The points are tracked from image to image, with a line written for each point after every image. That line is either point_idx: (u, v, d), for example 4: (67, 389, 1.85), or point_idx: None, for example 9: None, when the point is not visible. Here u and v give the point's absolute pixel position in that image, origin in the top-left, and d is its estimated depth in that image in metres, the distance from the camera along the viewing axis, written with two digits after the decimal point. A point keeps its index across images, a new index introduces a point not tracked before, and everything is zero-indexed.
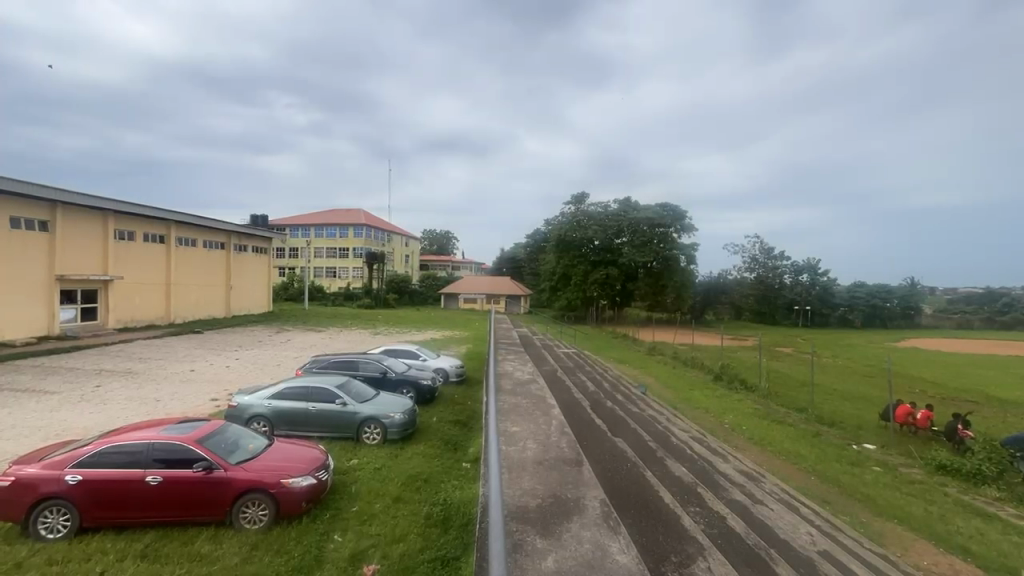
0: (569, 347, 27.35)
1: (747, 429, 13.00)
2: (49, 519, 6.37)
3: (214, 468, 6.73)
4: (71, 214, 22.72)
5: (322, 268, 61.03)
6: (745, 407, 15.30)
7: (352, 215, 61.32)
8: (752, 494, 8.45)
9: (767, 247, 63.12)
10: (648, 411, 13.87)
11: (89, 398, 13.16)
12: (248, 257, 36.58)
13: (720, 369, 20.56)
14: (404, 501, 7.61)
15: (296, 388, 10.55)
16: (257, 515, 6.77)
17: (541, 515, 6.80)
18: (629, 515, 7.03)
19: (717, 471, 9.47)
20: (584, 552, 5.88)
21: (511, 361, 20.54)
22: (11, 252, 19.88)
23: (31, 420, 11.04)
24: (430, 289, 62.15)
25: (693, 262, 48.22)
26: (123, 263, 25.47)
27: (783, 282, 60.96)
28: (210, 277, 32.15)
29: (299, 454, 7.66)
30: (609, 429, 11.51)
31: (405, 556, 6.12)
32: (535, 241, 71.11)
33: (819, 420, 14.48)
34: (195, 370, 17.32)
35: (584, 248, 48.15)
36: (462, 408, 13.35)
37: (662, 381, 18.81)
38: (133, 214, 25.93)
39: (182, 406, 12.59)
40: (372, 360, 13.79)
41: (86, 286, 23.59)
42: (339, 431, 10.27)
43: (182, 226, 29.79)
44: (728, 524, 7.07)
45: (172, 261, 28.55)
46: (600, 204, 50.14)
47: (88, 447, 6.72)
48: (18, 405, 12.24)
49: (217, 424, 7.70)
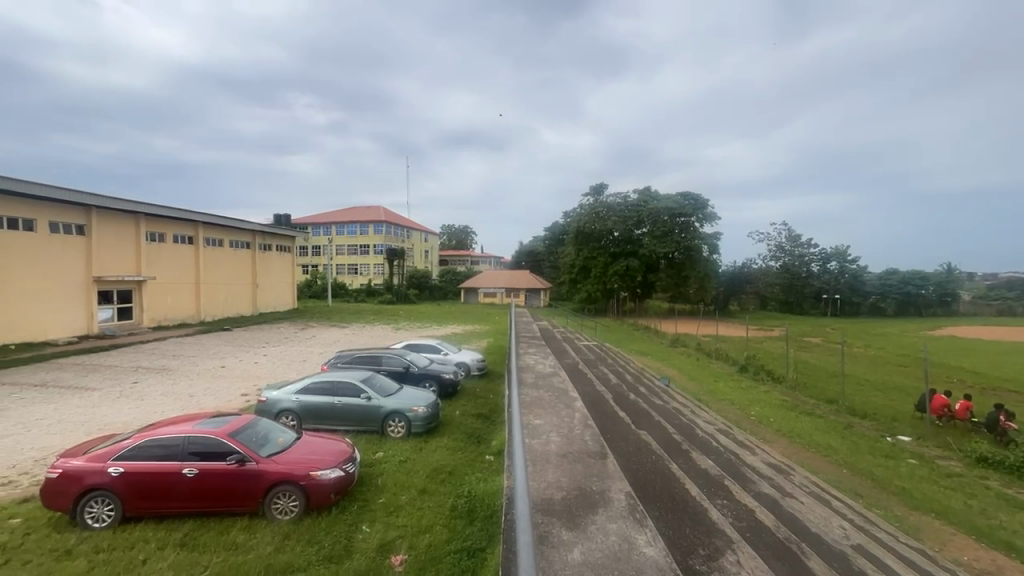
0: (591, 339, 27.29)
1: (774, 420, 12.77)
2: (95, 509, 6.68)
3: (247, 461, 6.96)
4: (106, 217, 23.67)
5: (344, 265, 61.95)
6: (771, 399, 15.02)
7: (373, 212, 62.19)
8: (781, 487, 8.28)
9: (794, 235, 61.36)
10: (671, 403, 13.76)
11: (127, 393, 13.73)
12: (273, 256, 37.42)
13: (745, 360, 20.14)
14: (430, 493, 7.73)
15: (322, 383, 10.76)
16: (288, 506, 6.95)
17: (566, 508, 6.80)
18: (656, 507, 6.97)
19: (745, 464, 9.27)
20: (611, 544, 5.85)
21: (532, 355, 20.52)
22: (51, 254, 20.85)
23: (76, 416, 11.58)
24: (450, 284, 62.27)
25: (716, 252, 47.31)
26: (155, 263, 26.39)
27: (811, 270, 59.15)
28: (238, 276, 33.08)
29: (327, 447, 7.83)
30: (633, 422, 11.43)
31: (432, 546, 6.22)
32: (554, 234, 70.63)
33: (850, 412, 14.09)
34: (225, 366, 17.88)
35: (603, 240, 47.71)
36: (485, 401, 13.44)
37: (685, 373, 18.55)
38: (163, 216, 26.84)
39: (214, 401, 13.02)
40: (395, 354, 13.98)
41: (122, 286, 24.52)
42: (364, 424, 10.47)
43: (209, 226, 30.69)
44: (757, 517, 6.96)
45: (200, 261, 29.46)
46: (619, 194, 49.55)
47: (129, 440, 7.03)
48: (64, 401, 12.88)
49: (249, 418, 7.96)
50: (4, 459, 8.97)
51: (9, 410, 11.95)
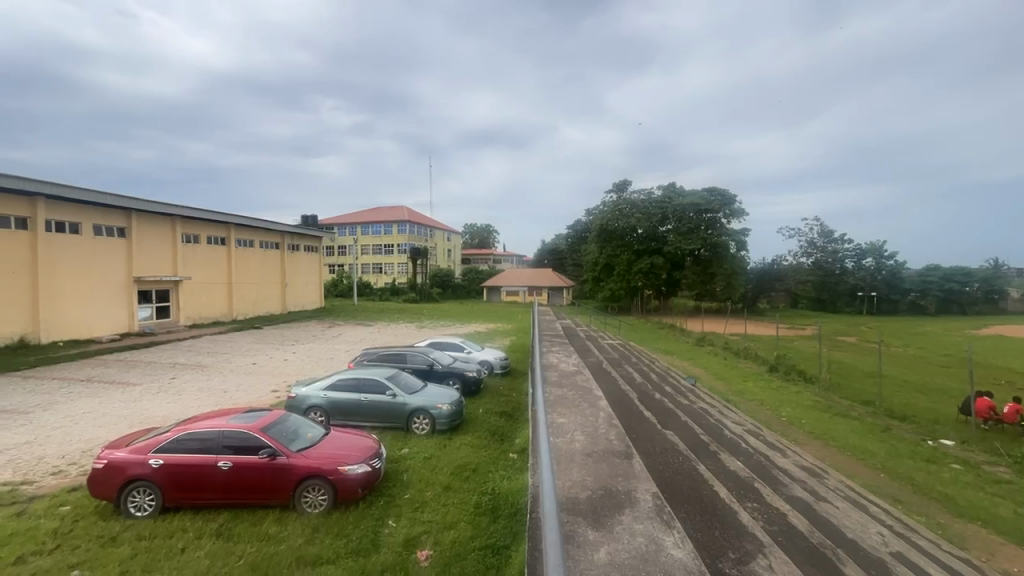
0: (615, 338, 27.04)
1: (806, 422, 12.36)
2: (137, 499, 6.99)
3: (277, 455, 7.16)
4: (145, 220, 24.73)
5: (369, 264, 63.05)
6: (803, 399, 14.57)
7: (396, 212, 63.11)
8: (815, 491, 8.01)
9: (827, 230, 59.33)
10: (698, 403, 13.47)
11: (165, 389, 14.32)
12: (301, 256, 38.38)
13: (776, 359, 19.56)
14: (454, 490, 7.79)
15: (349, 381, 10.97)
16: (317, 500, 7.12)
17: (591, 508, 6.74)
18: (684, 509, 6.84)
19: (776, 466, 9.03)
20: (637, 545, 5.78)
21: (555, 353, 20.45)
22: (95, 256, 21.92)
23: (119, 409, 12.15)
24: (472, 282, 62.60)
25: (744, 248, 46.16)
26: (190, 264, 27.43)
27: (845, 267, 57.11)
28: (268, 276, 34.07)
29: (354, 443, 7.99)
30: (659, 422, 11.26)
31: (457, 543, 6.26)
32: (577, 231, 70.23)
33: (889, 414, 13.50)
34: (257, 363, 18.44)
35: (627, 237, 47.10)
36: (508, 399, 13.46)
37: (713, 372, 18.17)
38: (198, 218, 27.87)
39: (247, 397, 13.45)
40: (420, 352, 14.13)
41: (160, 286, 25.58)
42: (390, 421, 10.63)
43: (240, 228, 31.71)
44: (790, 521, 6.77)
45: (232, 261, 30.47)
46: (643, 191, 48.82)
47: (168, 434, 7.32)
48: (107, 395, 13.52)
49: (279, 413, 8.19)
50: (54, 450, 9.46)
51: (58, 404, 12.62)
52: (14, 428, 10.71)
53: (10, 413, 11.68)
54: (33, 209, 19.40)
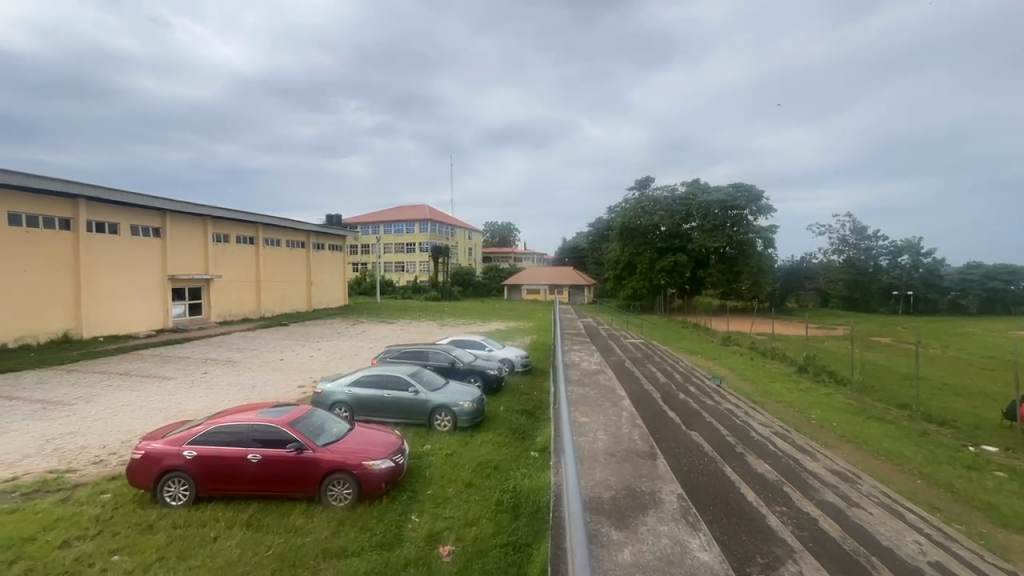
0: (637, 337, 26.76)
1: (837, 425, 11.98)
2: (172, 489, 7.25)
3: (304, 449, 7.33)
4: (178, 220, 25.65)
5: (391, 263, 63.95)
6: (834, 402, 14.11)
7: (418, 211, 63.86)
8: (847, 496, 7.76)
9: (860, 227, 57.56)
10: (723, 404, 13.18)
11: (198, 383, 14.83)
12: (325, 255, 39.19)
13: (805, 360, 19.00)
14: (476, 487, 7.83)
15: (372, 377, 11.15)
16: (343, 493, 7.26)
17: (615, 508, 6.68)
18: (711, 512, 6.71)
19: (806, 470, 8.78)
20: (662, 547, 5.70)
21: (577, 352, 20.31)
22: (132, 255, 22.84)
23: (155, 402, 12.65)
24: (493, 280, 62.70)
25: (772, 246, 44.97)
26: (220, 263, 28.32)
27: (879, 265, 55.28)
28: (294, 274, 34.91)
29: (379, 438, 8.12)
30: (684, 422, 11.08)
31: (478, 539, 6.30)
32: (598, 229, 69.71)
33: (925, 418, 12.98)
34: (284, 359, 18.92)
35: (650, 235, 46.50)
36: (529, 398, 13.46)
37: (738, 373, 17.79)
38: (228, 218, 28.76)
39: (275, 392, 13.83)
40: (441, 350, 14.26)
41: (193, 284, 26.49)
42: (412, 417, 10.76)
43: (268, 227, 32.59)
44: (821, 526, 6.57)
45: (260, 260, 31.33)
46: (667, 188, 48.09)
47: (201, 426, 7.58)
48: (144, 389, 14.10)
49: (306, 408, 8.39)
50: (95, 440, 9.91)
51: (99, 396, 13.21)
52: (59, 418, 11.26)
53: (56, 405, 12.30)
54: (75, 210, 20.33)
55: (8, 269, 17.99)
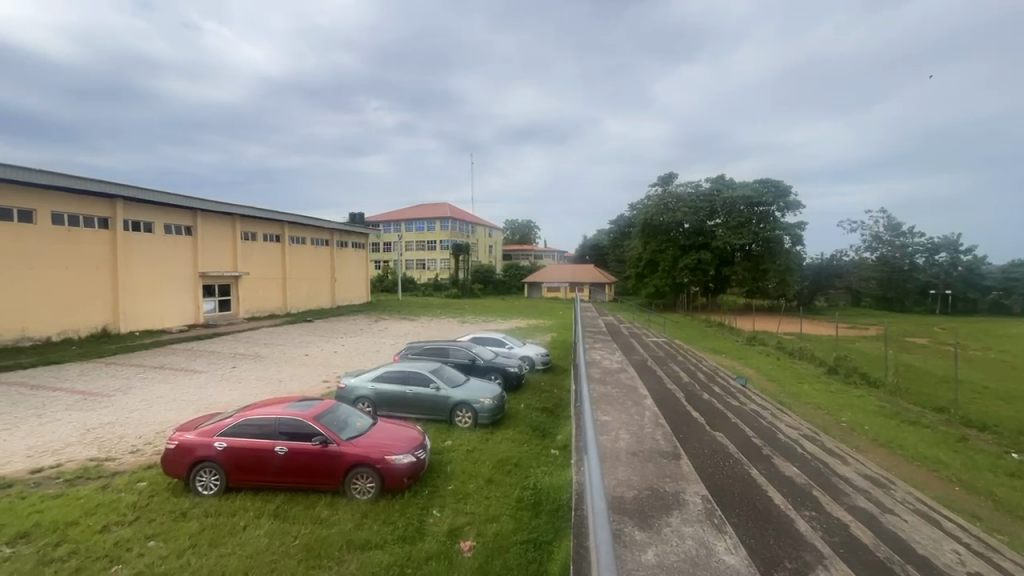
0: (660, 335, 26.41)
1: (868, 428, 11.58)
2: (204, 478, 7.51)
3: (329, 442, 7.48)
4: (209, 219, 26.46)
5: (412, 260, 64.61)
6: (866, 404, 13.64)
7: (439, 209, 64.33)
8: (880, 502, 7.49)
9: (894, 223, 55.43)
10: (749, 405, 12.88)
11: (227, 377, 15.30)
12: (349, 253, 39.85)
13: (835, 361, 18.41)
14: (496, 483, 7.87)
15: (395, 373, 11.30)
16: (366, 487, 7.38)
17: (638, 508, 6.61)
18: (737, 514, 6.58)
19: (836, 474, 8.51)
20: (686, 548, 5.61)
21: (598, 350, 20.15)
22: (166, 252, 23.70)
23: (187, 395, 13.10)
24: (513, 278, 62.73)
25: (800, 243, 43.69)
26: (248, 260, 29.11)
27: (915, 262, 53.08)
28: (319, 271, 35.65)
29: (401, 433, 8.24)
30: (708, 423, 10.87)
31: (499, 536, 6.32)
32: (620, 227, 69.02)
33: (964, 422, 12.41)
34: (309, 354, 19.34)
35: (672, 232, 45.77)
36: (550, 396, 13.43)
37: (765, 373, 17.38)
38: (255, 217, 29.53)
39: (300, 386, 14.16)
40: (462, 347, 14.34)
41: (222, 281, 27.30)
42: (433, 413, 10.87)
43: (293, 226, 33.34)
44: (852, 532, 6.35)
45: (286, 257, 32.08)
46: (690, 184, 47.23)
47: (230, 419, 7.81)
48: (177, 381, 14.61)
49: (330, 402, 8.56)
50: (132, 430, 10.33)
51: (136, 388, 13.78)
52: (99, 408, 11.80)
53: (96, 396, 12.88)
54: (113, 209, 21.19)
55: (51, 267, 18.86)
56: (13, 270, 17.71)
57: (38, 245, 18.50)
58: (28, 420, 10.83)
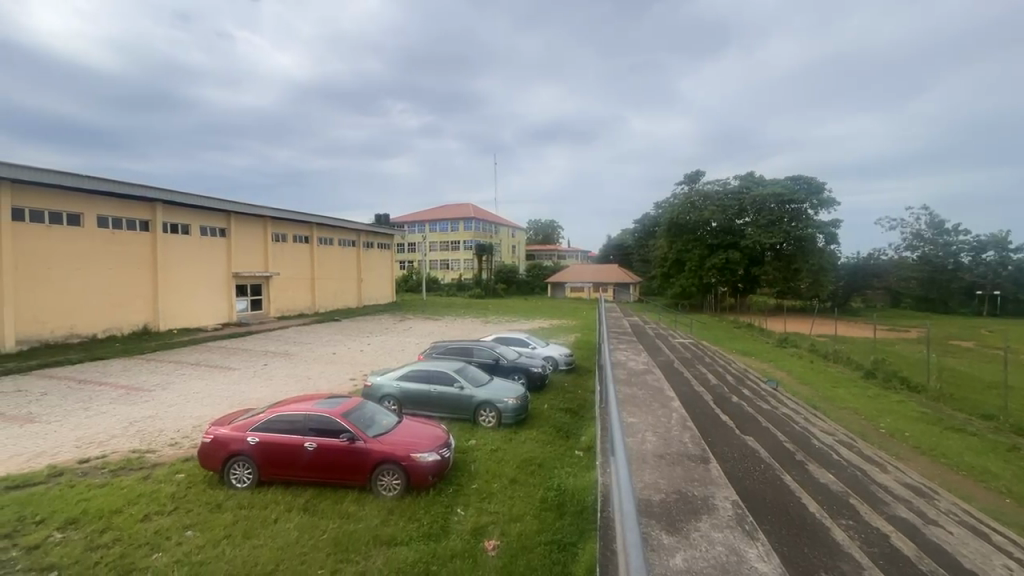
0: (686, 336, 25.99)
1: (910, 435, 11.05)
2: (237, 472, 7.76)
3: (356, 439, 7.62)
4: (242, 221, 27.38)
5: (437, 261, 65.31)
6: (907, 410, 13.02)
7: (463, 210, 64.85)
8: (923, 512, 7.14)
9: (937, 220, 52.87)
10: (780, 408, 12.48)
11: (259, 374, 15.78)
12: (375, 254, 40.58)
13: (873, 364, 17.67)
14: (520, 483, 7.86)
15: (420, 372, 11.42)
16: (392, 483, 7.49)
17: (666, 511, 6.51)
18: (769, 521, 6.39)
19: (875, 482, 8.16)
20: (716, 554, 5.49)
21: (623, 351, 19.90)
22: (201, 253, 24.64)
23: (222, 391, 13.58)
24: (537, 278, 62.64)
25: (835, 242, 42.20)
26: (279, 261, 29.98)
27: (959, 262, 50.50)
28: (346, 271, 36.44)
29: (425, 431, 8.32)
30: (739, 427, 10.58)
31: (523, 536, 6.31)
32: (645, 226, 68.13)
33: (1015, 430, 11.70)
34: (337, 353, 19.78)
35: (699, 231, 44.86)
36: (574, 396, 13.35)
37: (797, 376, 16.85)
38: (285, 219, 30.40)
39: (328, 383, 14.48)
40: (486, 347, 14.38)
41: (254, 281, 28.19)
42: (457, 412, 10.94)
43: (322, 227, 34.18)
44: (892, 543, 6.08)
45: (314, 258, 32.90)
46: (718, 181, 46.22)
47: (263, 415, 8.05)
48: (212, 378, 15.15)
49: (358, 400, 8.72)
50: (171, 424, 10.76)
51: (174, 384, 14.36)
52: (140, 402, 12.35)
53: (137, 391, 13.49)
54: (153, 212, 22.17)
55: (97, 268, 19.87)
56: (62, 271, 18.71)
57: (85, 247, 19.51)
58: (76, 413, 11.44)
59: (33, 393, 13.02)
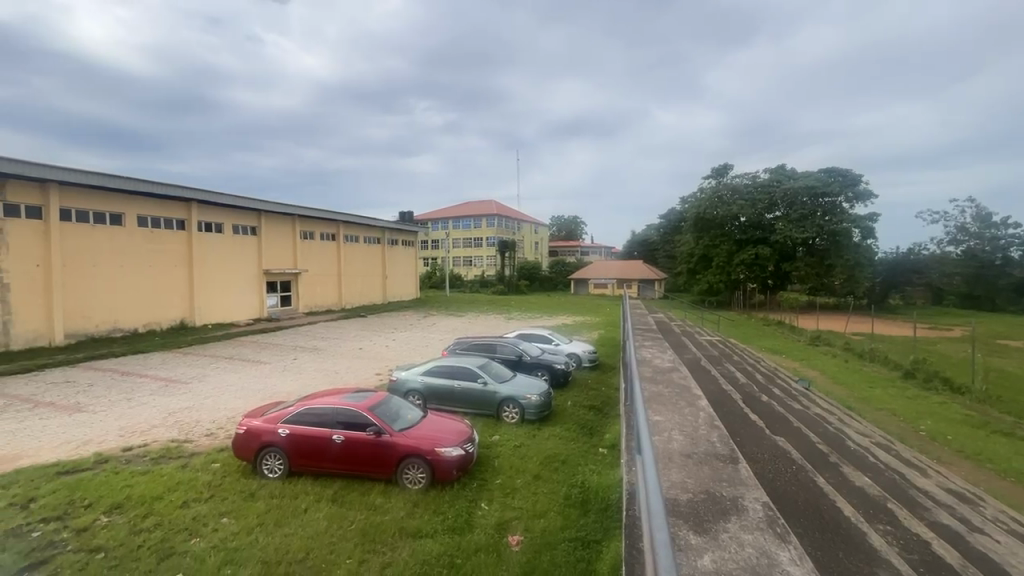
0: (713, 334, 25.46)
1: (953, 438, 10.53)
2: (269, 462, 8.00)
3: (382, 433, 7.76)
4: (271, 219, 28.18)
5: (460, 258, 65.79)
6: (949, 413, 12.42)
7: (486, 206, 65.07)
8: (967, 520, 6.80)
9: (984, 213, 50.08)
10: (812, 409, 12.10)
11: (289, 368, 16.24)
12: (399, 251, 41.14)
13: (913, 364, 16.90)
14: (544, 480, 7.86)
15: (443, 367, 11.54)
16: (417, 477, 7.60)
17: (693, 511, 6.41)
18: (801, 524, 6.21)
19: (914, 487, 7.82)
20: (746, 556, 5.37)
21: (648, 348, 19.63)
22: (234, 251, 25.49)
23: (254, 384, 14.05)
24: (559, 274, 62.37)
25: (871, 236, 40.53)
26: (307, 258, 30.74)
27: (1009, 257, 47.70)
28: (371, 268, 37.06)
29: (450, 426, 8.41)
30: (769, 427, 10.31)
31: (547, 532, 6.31)
32: (670, 222, 66.94)
33: None
34: (363, 348, 20.17)
35: (727, 226, 43.79)
36: (597, 394, 13.26)
37: (830, 375, 16.28)
38: (313, 217, 31.12)
39: (355, 378, 14.79)
40: (509, 343, 14.40)
41: (284, 278, 28.99)
42: (481, 408, 11.01)
43: (348, 225, 34.85)
44: (935, 550, 5.81)
45: (341, 255, 33.60)
46: (747, 175, 44.96)
47: (293, 408, 8.29)
48: (245, 372, 15.68)
49: (384, 395, 8.87)
50: (207, 415, 11.20)
51: (209, 377, 14.93)
52: (178, 394, 12.90)
53: (176, 383, 14.08)
54: (189, 212, 23.02)
55: (137, 265, 20.78)
56: (106, 268, 19.64)
57: (126, 245, 20.42)
58: (120, 403, 12.03)
59: (81, 384, 13.75)
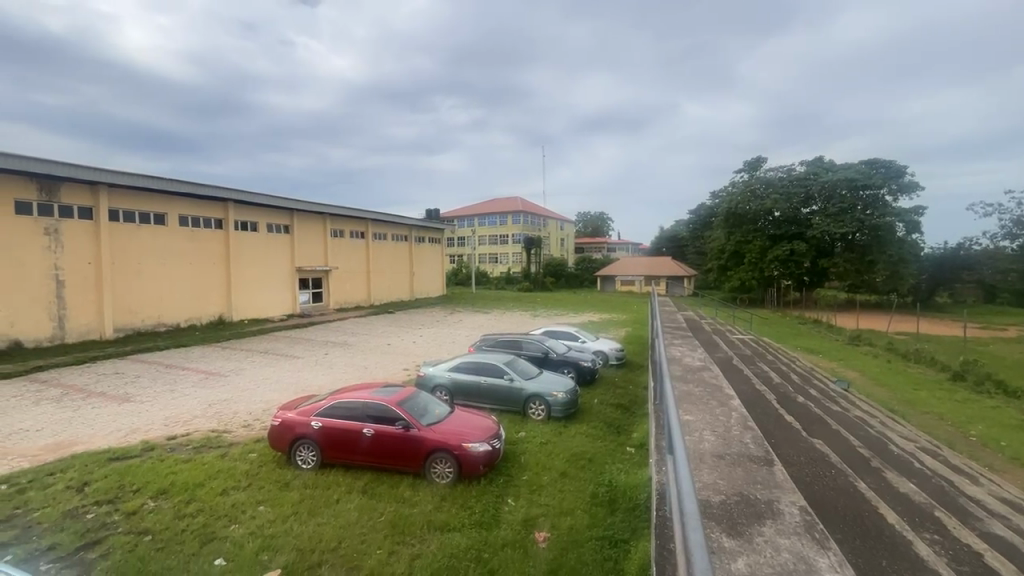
0: (745, 332, 24.76)
1: (1007, 445, 9.91)
2: (303, 454, 8.25)
3: (411, 427, 7.89)
4: (303, 218, 28.97)
5: (485, 255, 66.14)
6: (1004, 418, 11.68)
7: (511, 203, 65.14)
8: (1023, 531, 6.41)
9: None
10: (851, 410, 11.61)
11: (320, 363, 16.70)
12: (426, 248, 41.65)
13: (963, 365, 15.97)
14: (571, 477, 7.83)
15: (470, 363, 11.63)
16: (444, 471, 7.69)
17: (726, 513, 6.25)
18: (841, 530, 5.97)
19: (964, 495, 7.41)
20: (782, 561, 5.20)
21: (677, 346, 19.25)
22: (268, 249, 26.36)
23: (287, 378, 14.51)
24: (585, 271, 61.86)
25: (917, 230, 38.55)
26: (337, 255, 31.48)
27: None
28: (398, 265, 37.66)
29: (476, 422, 8.47)
30: (805, 429, 9.95)
31: (574, 529, 6.29)
32: (700, 217, 65.36)
33: None
34: (391, 344, 20.52)
35: (760, 221, 42.49)
36: (624, 392, 13.09)
37: (871, 376, 15.57)
38: (342, 215, 31.84)
39: (384, 373, 15.07)
40: (535, 340, 14.38)
41: (315, 275, 29.79)
42: (507, 404, 11.04)
43: (376, 223, 35.50)
44: (986, 563, 5.50)
45: (370, 252, 34.28)
46: (782, 168, 43.43)
47: (325, 401, 8.51)
48: (279, 366, 16.20)
49: (412, 390, 9.00)
50: (244, 407, 11.65)
51: (246, 370, 15.52)
52: (217, 386, 13.45)
53: (215, 376, 14.68)
54: (226, 211, 23.93)
55: (178, 263, 21.74)
56: (150, 265, 20.61)
57: (169, 244, 21.39)
58: (165, 394, 12.64)
59: (129, 375, 14.52)
